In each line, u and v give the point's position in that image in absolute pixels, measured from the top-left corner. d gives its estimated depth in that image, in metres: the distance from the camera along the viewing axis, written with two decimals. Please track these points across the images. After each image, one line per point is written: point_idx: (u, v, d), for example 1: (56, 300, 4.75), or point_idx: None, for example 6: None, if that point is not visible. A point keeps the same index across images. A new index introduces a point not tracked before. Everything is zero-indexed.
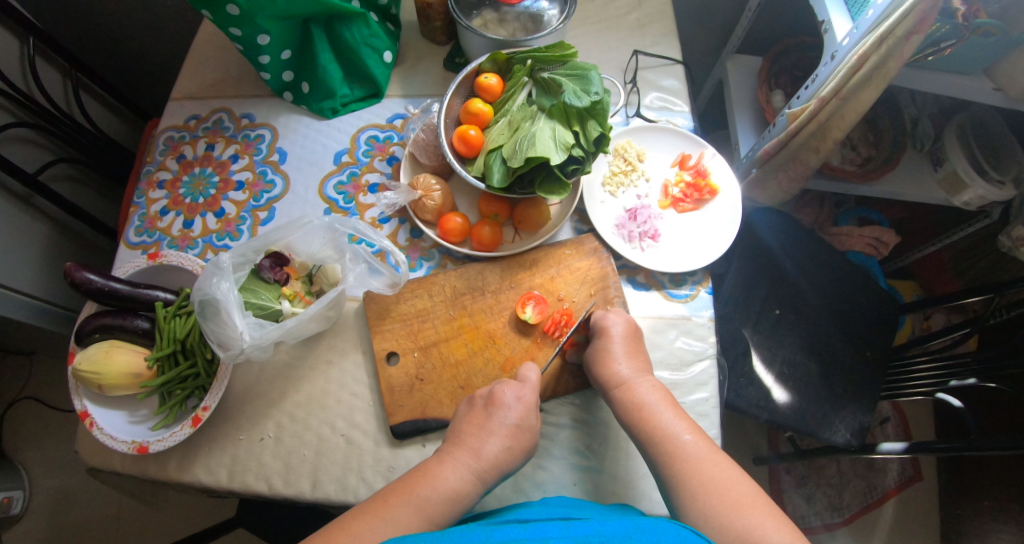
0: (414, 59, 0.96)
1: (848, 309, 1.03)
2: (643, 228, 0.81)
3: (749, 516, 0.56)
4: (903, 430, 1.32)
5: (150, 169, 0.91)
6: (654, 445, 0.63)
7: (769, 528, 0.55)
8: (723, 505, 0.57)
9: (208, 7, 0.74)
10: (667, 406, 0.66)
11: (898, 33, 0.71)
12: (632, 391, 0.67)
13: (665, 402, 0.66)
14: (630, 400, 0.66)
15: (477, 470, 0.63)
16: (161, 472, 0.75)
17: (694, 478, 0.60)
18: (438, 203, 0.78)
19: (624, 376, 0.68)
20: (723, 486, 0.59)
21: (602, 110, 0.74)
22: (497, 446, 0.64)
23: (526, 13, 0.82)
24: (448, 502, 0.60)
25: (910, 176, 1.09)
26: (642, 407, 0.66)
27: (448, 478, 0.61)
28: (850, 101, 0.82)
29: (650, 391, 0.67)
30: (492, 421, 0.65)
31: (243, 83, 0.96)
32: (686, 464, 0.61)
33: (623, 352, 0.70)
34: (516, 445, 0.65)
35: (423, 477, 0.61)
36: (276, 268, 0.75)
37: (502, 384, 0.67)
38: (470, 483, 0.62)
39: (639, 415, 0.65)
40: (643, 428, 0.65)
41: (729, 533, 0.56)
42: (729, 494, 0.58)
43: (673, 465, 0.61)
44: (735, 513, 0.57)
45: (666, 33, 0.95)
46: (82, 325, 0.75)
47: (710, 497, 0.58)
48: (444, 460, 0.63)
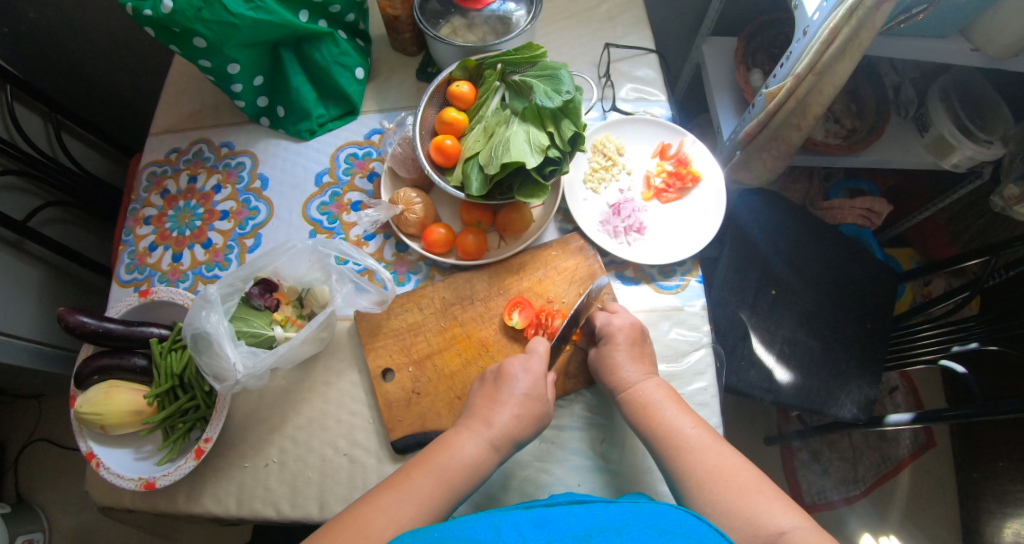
0: (387, 73, 0.96)
1: (845, 283, 1.03)
2: (628, 223, 0.81)
3: (755, 501, 0.57)
4: (912, 398, 1.30)
5: (135, 207, 0.92)
6: (658, 440, 0.64)
7: (777, 510, 0.56)
8: (727, 491, 0.58)
9: (175, 41, 0.75)
10: (671, 402, 0.66)
11: (868, 3, 0.70)
12: (639, 392, 0.67)
13: (671, 399, 0.66)
14: (635, 400, 0.67)
15: (491, 440, 0.63)
16: (170, 505, 0.76)
17: (700, 469, 0.60)
18: (420, 215, 0.77)
19: (630, 378, 0.68)
20: (726, 475, 0.59)
21: (574, 108, 0.74)
22: (509, 415, 0.64)
23: (494, 17, 0.82)
24: (470, 470, 0.61)
25: (896, 144, 1.09)
26: (648, 406, 0.66)
27: (466, 446, 0.62)
28: (827, 75, 0.81)
29: (656, 389, 0.67)
30: (503, 393, 0.66)
31: (220, 112, 0.97)
32: (692, 457, 0.61)
33: (628, 359, 0.69)
34: (527, 413, 0.65)
35: (445, 446, 0.62)
36: (266, 295, 0.75)
37: (495, 388, 0.67)
38: (487, 451, 0.63)
39: (645, 414, 0.65)
40: (647, 426, 0.65)
41: (736, 519, 0.57)
42: (734, 482, 0.59)
43: (677, 458, 0.62)
44: (742, 498, 0.57)
45: (637, 23, 0.95)
46: (80, 369, 0.77)
47: (714, 485, 0.59)
48: (460, 429, 0.64)
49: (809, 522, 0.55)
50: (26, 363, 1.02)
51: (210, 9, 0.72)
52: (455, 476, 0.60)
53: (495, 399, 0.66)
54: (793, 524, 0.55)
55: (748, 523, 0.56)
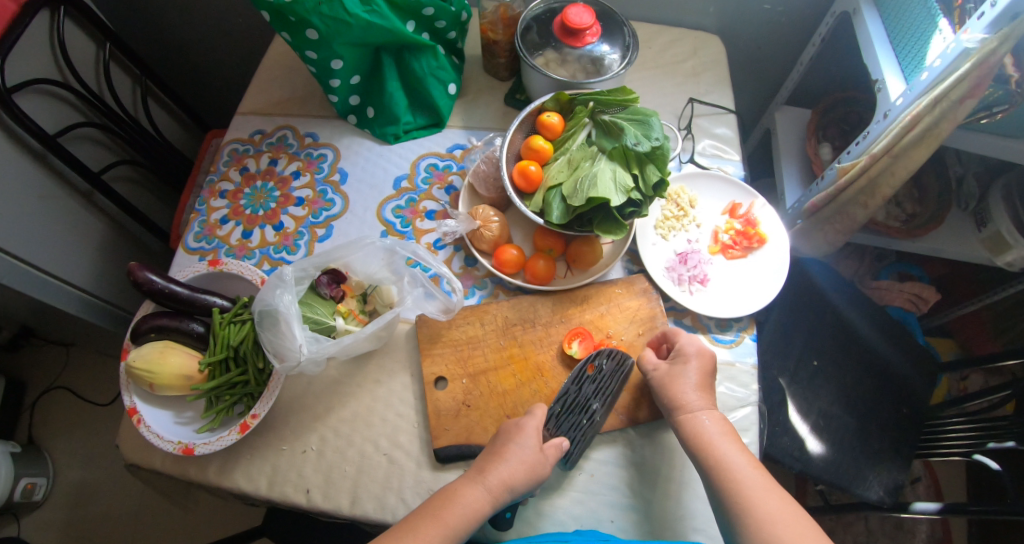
0: (475, 92, 0.99)
1: (885, 363, 1.03)
2: (693, 272, 0.82)
3: (804, 541, 0.58)
4: (934, 490, 1.28)
5: (213, 179, 0.95)
6: (711, 471, 0.64)
7: None
8: (773, 532, 0.59)
9: (287, 29, 0.79)
10: (723, 433, 0.66)
11: (954, 96, 0.73)
12: (696, 420, 0.67)
13: (728, 433, 0.66)
14: (691, 429, 0.67)
15: (487, 485, 0.63)
16: (202, 474, 0.77)
17: (752, 506, 0.60)
18: (495, 234, 0.79)
19: (691, 404, 0.68)
20: (777, 514, 0.60)
21: (661, 155, 0.76)
22: (506, 466, 0.64)
23: (588, 56, 0.85)
24: (469, 521, 0.61)
25: (952, 235, 1.11)
26: (703, 437, 0.66)
27: (468, 499, 0.62)
28: (902, 159, 0.83)
29: (714, 421, 0.67)
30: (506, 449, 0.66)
31: (308, 103, 1.00)
32: (745, 495, 0.61)
33: (693, 386, 0.69)
34: (526, 466, 0.65)
35: (445, 498, 0.62)
36: (333, 285, 0.78)
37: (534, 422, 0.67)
38: (487, 502, 0.63)
39: (700, 441, 0.66)
40: (701, 456, 0.65)
41: None
42: (786, 526, 0.59)
43: (729, 492, 0.62)
44: (785, 542, 0.58)
45: (719, 83, 0.99)
46: (140, 323, 0.79)
47: (770, 526, 0.59)
48: (459, 480, 0.64)
49: None
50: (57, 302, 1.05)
51: (328, 5, 0.76)
52: (455, 525, 0.61)
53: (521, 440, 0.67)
54: None
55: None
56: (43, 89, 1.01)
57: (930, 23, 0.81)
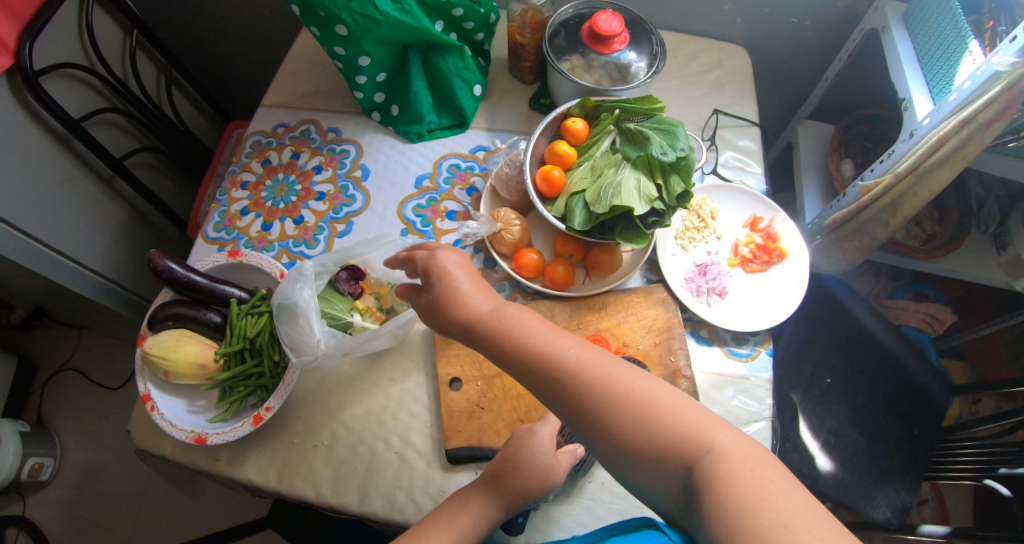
0: (500, 95, 0.99)
1: (898, 383, 1.03)
2: (711, 284, 0.82)
3: (670, 417, 0.54)
4: (940, 514, 1.28)
5: (235, 170, 0.95)
6: (543, 371, 0.57)
7: (701, 422, 0.53)
8: (632, 414, 0.54)
9: (317, 24, 0.80)
10: (534, 324, 0.59)
11: (981, 119, 0.73)
12: (505, 320, 0.60)
13: (540, 323, 0.60)
14: (498, 328, 0.59)
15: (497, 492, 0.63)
16: (212, 464, 0.77)
17: (605, 390, 0.55)
18: (516, 237, 0.79)
19: (484, 308, 0.61)
20: (634, 396, 0.55)
21: (686, 165, 0.75)
22: (511, 474, 0.64)
23: (615, 63, 0.85)
24: (475, 524, 0.62)
25: (971, 257, 1.10)
26: (512, 333, 0.59)
27: (472, 502, 0.63)
28: (925, 180, 0.83)
29: (521, 315, 0.60)
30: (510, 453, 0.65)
31: (333, 99, 1.01)
32: (586, 386, 0.56)
33: (474, 287, 0.62)
34: (531, 473, 0.64)
35: (452, 502, 0.63)
36: (352, 281, 0.78)
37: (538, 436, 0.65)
38: (492, 505, 0.63)
39: (519, 346, 0.58)
40: (524, 358, 0.58)
41: (660, 448, 0.53)
42: (642, 404, 0.54)
43: (572, 392, 0.56)
44: (652, 421, 0.54)
45: (744, 95, 0.98)
46: (157, 311, 0.80)
47: (626, 414, 0.54)
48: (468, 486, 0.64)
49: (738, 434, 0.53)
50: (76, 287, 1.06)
51: (359, 1, 0.76)
52: (462, 528, 0.61)
53: (531, 448, 0.64)
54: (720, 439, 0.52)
55: (663, 444, 0.53)
56: (70, 74, 1.02)
57: (959, 42, 0.81)
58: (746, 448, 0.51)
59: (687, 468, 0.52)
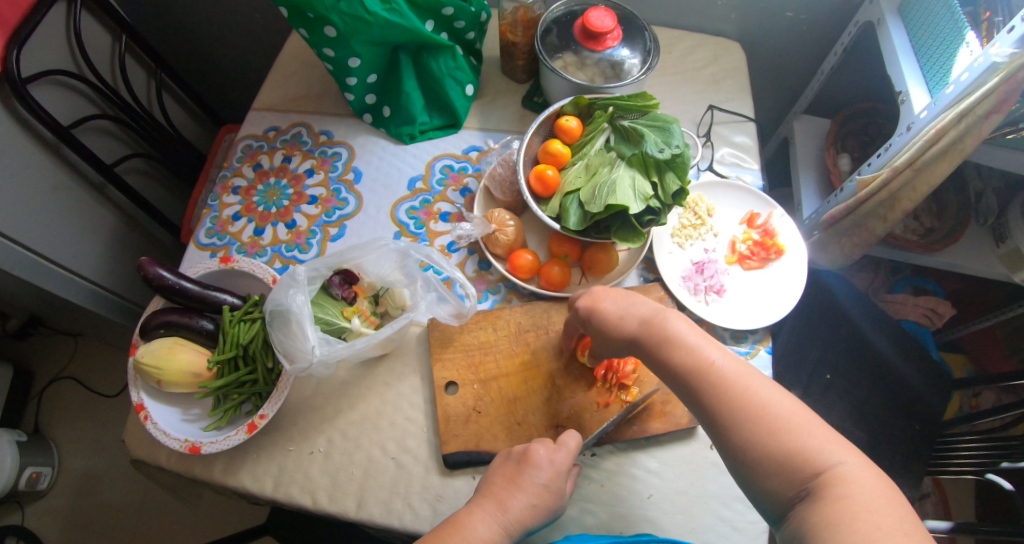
0: (492, 94, 0.98)
1: (900, 378, 1.02)
2: (709, 282, 0.81)
3: (799, 434, 0.52)
4: (942, 507, 1.28)
5: (227, 174, 0.94)
6: (687, 374, 0.57)
7: (826, 445, 0.51)
8: (765, 427, 0.52)
9: (306, 26, 0.79)
10: (692, 330, 0.59)
11: (979, 112, 0.72)
12: (659, 322, 0.60)
13: (695, 329, 0.59)
14: (654, 330, 0.60)
15: (504, 523, 0.59)
16: (207, 472, 0.76)
17: (743, 399, 0.54)
18: (510, 238, 0.78)
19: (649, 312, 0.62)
20: (770, 408, 0.53)
21: (681, 163, 0.74)
22: (524, 503, 0.60)
23: (608, 60, 0.84)
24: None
25: (970, 250, 1.10)
26: (667, 335, 0.59)
27: (478, 528, 0.58)
28: (924, 174, 0.82)
29: (681, 321, 0.60)
30: (524, 478, 0.62)
31: (324, 101, 1.00)
32: (726, 391, 0.55)
33: (627, 295, 0.64)
34: (542, 504, 0.61)
35: (454, 526, 0.58)
36: (345, 286, 0.77)
37: (530, 462, 0.63)
38: (499, 535, 0.58)
39: (672, 344, 0.58)
40: (671, 359, 0.58)
41: (775, 461, 0.52)
42: (779, 424, 0.52)
43: (711, 394, 0.55)
44: (777, 431, 0.52)
45: (740, 90, 0.97)
46: (149, 319, 0.78)
47: (755, 422, 0.53)
48: (472, 509, 0.60)
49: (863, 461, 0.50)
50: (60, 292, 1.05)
51: (347, 2, 0.76)
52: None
53: (533, 470, 0.62)
54: (841, 461, 0.50)
55: (789, 459, 0.51)
56: (59, 80, 1.00)
57: (956, 34, 0.80)
58: (874, 480, 0.49)
59: (806, 485, 0.50)
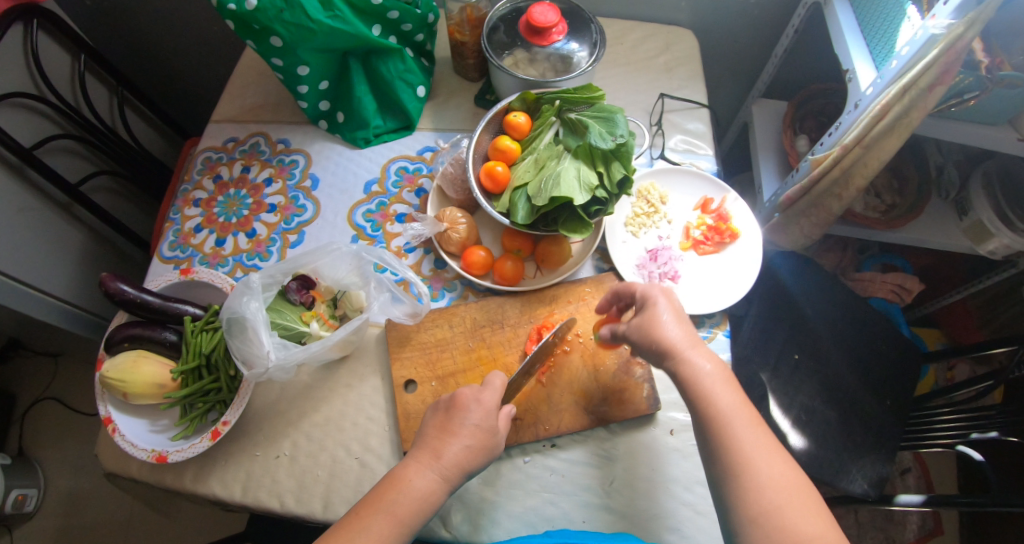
0: (446, 94, 0.99)
1: (867, 354, 1.03)
2: (663, 269, 0.82)
3: (801, 513, 0.54)
4: (924, 482, 1.29)
5: (187, 188, 0.95)
6: (713, 424, 0.59)
7: (821, 529, 0.54)
8: (772, 499, 0.55)
9: (252, 36, 0.79)
10: (723, 379, 0.61)
11: (921, 85, 0.72)
12: (692, 362, 0.61)
13: (726, 381, 0.61)
14: (688, 374, 0.61)
15: (440, 470, 0.62)
16: (177, 481, 0.77)
17: (759, 466, 0.56)
18: (463, 235, 0.79)
19: (680, 346, 0.62)
20: (780, 482, 0.56)
21: (625, 152, 0.76)
22: (458, 447, 0.64)
23: (556, 55, 0.85)
24: (420, 504, 0.60)
25: (934, 225, 1.10)
26: (699, 382, 0.61)
27: (414, 480, 0.61)
28: (873, 150, 0.83)
29: (706, 359, 0.62)
30: (455, 424, 0.65)
31: (280, 110, 1.00)
32: (744, 453, 0.57)
33: (672, 317, 0.64)
34: (477, 445, 0.64)
35: (394, 483, 0.61)
36: (302, 291, 0.77)
37: (458, 407, 0.66)
38: (436, 483, 0.62)
39: (701, 392, 0.60)
40: (701, 406, 0.60)
41: (779, 532, 0.54)
42: (785, 492, 0.55)
43: (731, 450, 0.58)
44: (781, 505, 0.55)
45: (692, 78, 0.98)
46: (112, 334, 0.78)
47: (766, 491, 0.55)
48: (409, 463, 0.63)
49: None
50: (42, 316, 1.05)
51: (290, 11, 0.76)
52: (405, 514, 0.60)
53: (462, 413, 0.66)
54: None
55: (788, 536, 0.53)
56: (18, 102, 1.01)
57: (898, 10, 0.80)
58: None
59: None
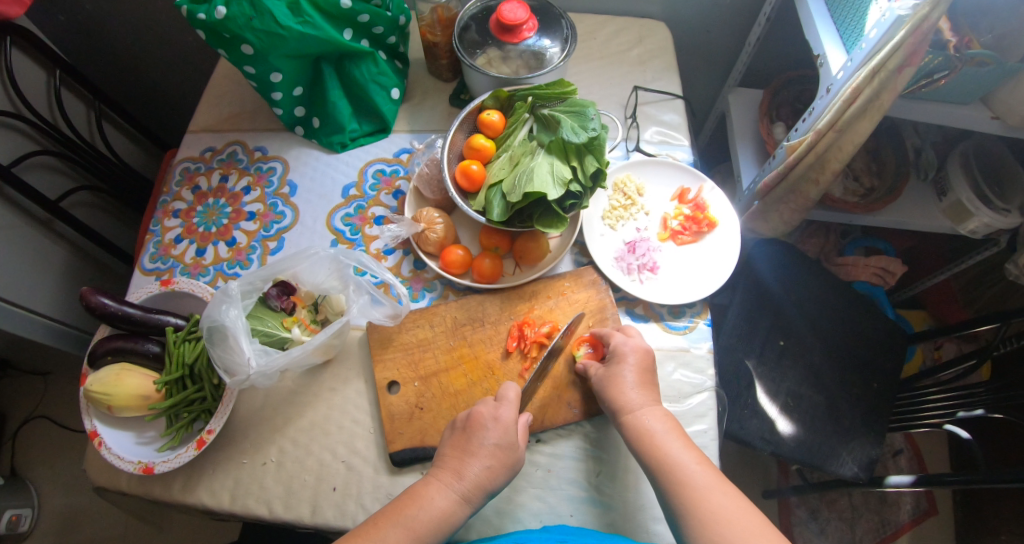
0: (421, 96, 0.99)
1: (852, 338, 1.04)
2: (641, 261, 0.82)
3: None
4: (916, 463, 1.29)
5: (166, 200, 0.94)
6: (663, 472, 0.62)
7: None
8: (728, 538, 0.56)
9: (223, 46, 0.79)
10: (670, 430, 0.65)
11: (891, 66, 0.73)
12: (642, 419, 0.66)
13: (675, 432, 0.65)
14: (637, 429, 0.65)
15: (462, 490, 0.63)
16: (166, 492, 0.76)
17: (712, 506, 0.58)
18: (440, 235, 0.80)
19: (632, 404, 0.67)
20: (733, 517, 0.57)
21: (598, 146, 0.76)
22: (479, 467, 0.64)
23: (529, 51, 0.85)
24: (437, 523, 0.61)
25: (914, 206, 1.11)
26: (647, 435, 0.65)
27: (434, 499, 0.62)
28: (847, 133, 0.83)
29: (658, 420, 0.66)
30: (474, 443, 0.65)
31: (257, 117, 1.00)
32: (694, 495, 0.59)
33: (634, 382, 0.69)
34: (498, 464, 0.65)
35: (414, 498, 0.62)
36: (283, 297, 0.78)
37: (475, 426, 0.67)
38: (457, 503, 0.62)
39: (650, 445, 0.64)
40: (651, 457, 0.63)
41: None
42: (741, 528, 0.57)
43: (681, 493, 0.60)
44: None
45: (666, 69, 0.99)
46: (95, 348, 0.78)
47: (720, 528, 0.57)
48: (430, 480, 0.64)
49: None
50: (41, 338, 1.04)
51: (260, 19, 0.76)
52: (422, 529, 0.60)
53: (480, 432, 0.66)
54: None
55: None
56: None
57: None
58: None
59: None
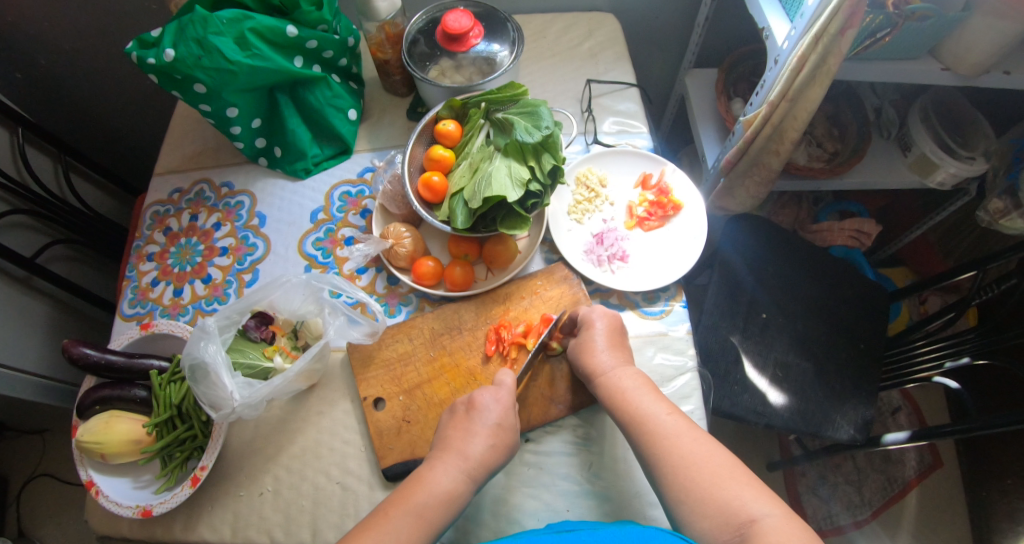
0: (379, 113, 1.01)
1: (832, 302, 1.05)
2: (611, 251, 0.83)
3: (729, 487, 0.56)
4: (916, 418, 1.31)
5: (139, 244, 0.94)
6: (636, 426, 0.64)
7: (748, 497, 0.55)
8: (698, 480, 0.57)
9: (177, 87, 0.80)
10: (642, 387, 0.67)
11: (831, 31, 0.73)
12: (613, 379, 0.68)
13: (646, 387, 0.67)
14: (611, 387, 0.67)
15: (467, 470, 0.64)
16: (167, 533, 0.75)
17: (681, 453, 0.60)
18: (409, 249, 0.81)
19: (603, 365, 0.69)
20: (702, 460, 0.59)
21: (553, 142, 0.78)
22: (482, 445, 0.65)
23: (480, 57, 0.86)
24: (445, 505, 0.61)
25: (880, 165, 1.12)
26: (621, 392, 0.66)
27: (441, 480, 0.62)
28: (799, 101, 0.84)
29: (631, 378, 0.68)
30: (475, 423, 0.67)
31: (221, 153, 1.01)
32: (664, 443, 0.61)
33: (605, 344, 0.71)
34: (500, 442, 0.66)
35: (419, 482, 0.62)
36: (262, 327, 0.77)
37: (477, 408, 0.68)
38: (463, 483, 0.63)
39: (623, 401, 0.66)
40: (624, 412, 0.65)
41: (710, 507, 0.56)
42: (708, 469, 0.58)
43: (652, 444, 0.62)
44: (709, 483, 0.57)
45: (618, 59, 1.00)
46: (82, 399, 0.77)
47: (690, 471, 0.58)
48: (435, 463, 0.64)
49: (783, 511, 0.54)
50: (33, 398, 1.02)
51: (208, 57, 0.76)
52: (433, 513, 0.60)
53: (481, 413, 0.68)
54: (766, 511, 0.54)
55: (718, 511, 0.55)
56: None
57: None
58: (793, 528, 0.52)
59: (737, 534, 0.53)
